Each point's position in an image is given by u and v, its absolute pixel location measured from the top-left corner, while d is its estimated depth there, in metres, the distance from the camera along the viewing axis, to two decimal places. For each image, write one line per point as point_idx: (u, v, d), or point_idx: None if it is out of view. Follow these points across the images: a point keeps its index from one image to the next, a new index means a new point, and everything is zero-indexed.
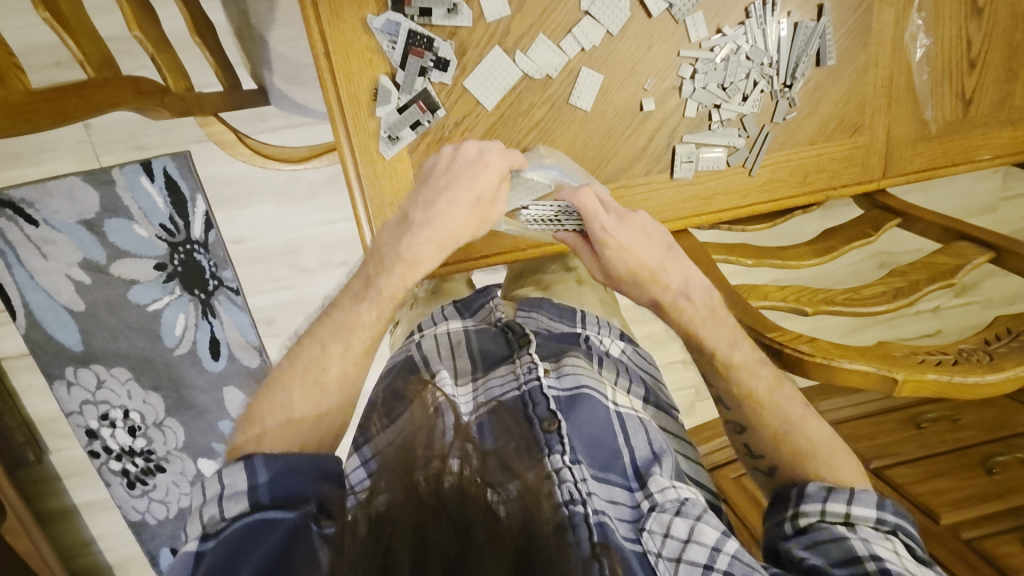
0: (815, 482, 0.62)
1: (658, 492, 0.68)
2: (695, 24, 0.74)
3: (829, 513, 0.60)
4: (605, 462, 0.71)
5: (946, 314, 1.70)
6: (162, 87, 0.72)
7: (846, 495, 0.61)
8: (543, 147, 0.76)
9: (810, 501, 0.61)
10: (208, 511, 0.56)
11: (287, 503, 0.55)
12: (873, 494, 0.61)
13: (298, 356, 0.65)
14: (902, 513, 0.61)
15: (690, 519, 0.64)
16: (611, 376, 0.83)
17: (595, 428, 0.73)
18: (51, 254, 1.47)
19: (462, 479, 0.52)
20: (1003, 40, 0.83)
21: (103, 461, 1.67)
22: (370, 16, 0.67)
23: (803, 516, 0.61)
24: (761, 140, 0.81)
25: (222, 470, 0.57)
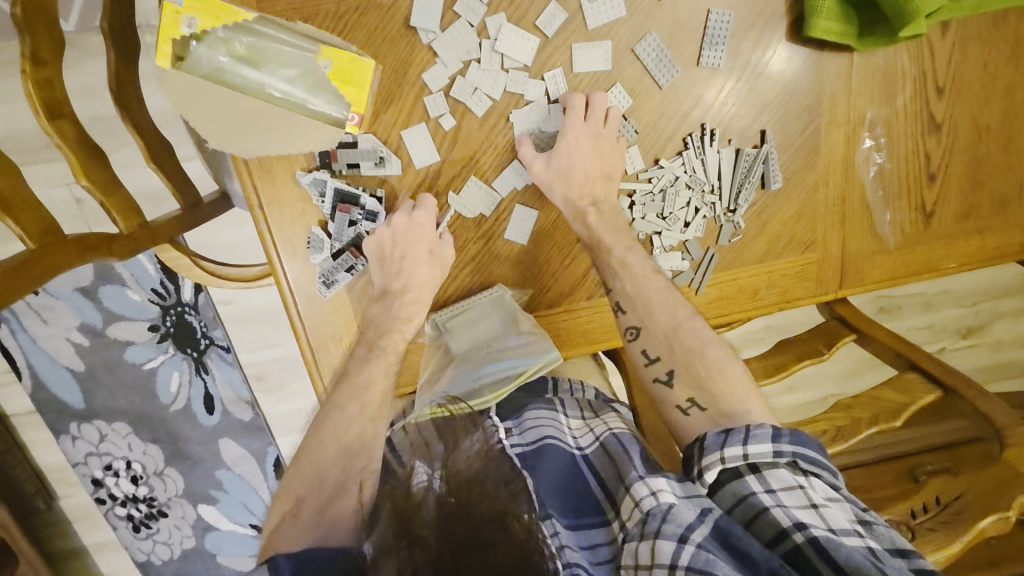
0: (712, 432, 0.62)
1: (628, 519, 0.60)
2: (631, 158, 0.73)
3: (728, 459, 0.59)
4: (580, 504, 0.67)
5: (951, 356, 1.62)
6: (110, 235, 0.74)
7: (740, 437, 0.59)
8: (481, 281, 0.77)
9: (711, 453, 0.60)
10: None
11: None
12: (767, 429, 0.60)
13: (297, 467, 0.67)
14: (801, 440, 0.59)
15: (651, 537, 0.55)
16: (576, 416, 0.77)
17: (563, 482, 0.69)
18: (51, 319, 1.54)
19: (448, 528, 0.49)
20: (965, 154, 0.79)
21: (109, 506, 1.75)
22: (299, 171, 0.68)
23: (707, 472, 0.60)
24: (706, 263, 0.79)
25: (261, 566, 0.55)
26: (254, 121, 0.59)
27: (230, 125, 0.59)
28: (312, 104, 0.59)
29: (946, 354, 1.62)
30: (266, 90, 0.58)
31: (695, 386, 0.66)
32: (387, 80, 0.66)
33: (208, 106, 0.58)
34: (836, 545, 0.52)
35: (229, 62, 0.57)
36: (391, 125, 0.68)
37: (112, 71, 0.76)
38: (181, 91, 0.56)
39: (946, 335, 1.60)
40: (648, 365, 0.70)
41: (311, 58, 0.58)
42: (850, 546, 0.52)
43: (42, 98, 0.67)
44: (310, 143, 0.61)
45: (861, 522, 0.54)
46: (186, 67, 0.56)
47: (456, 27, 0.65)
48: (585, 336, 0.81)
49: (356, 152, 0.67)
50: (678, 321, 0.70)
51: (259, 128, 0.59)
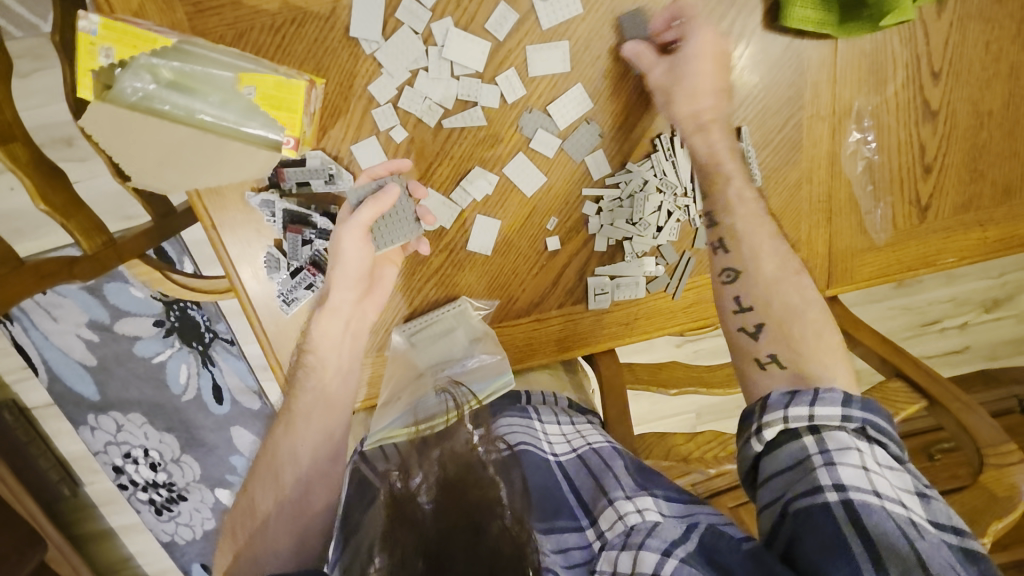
0: (777, 390, 0.56)
1: (608, 528, 0.59)
2: (596, 163, 0.70)
3: (791, 418, 0.54)
4: (553, 508, 0.63)
5: (974, 330, 1.55)
6: (73, 257, 0.75)
7: (808, 398, 0.54)
8: (445, 294, 0.75)
9: (774, 410, 0.55)
10: None
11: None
12: (838, 393, 0.54)
13: (240, 512, 0.67)
14: (873, 407, 0.54)
15: (634, 550, 0.54)
16: (552, 422, 0.73)
17: (537, 485, 0.65)
18: (60, 316, 1.58)
19: (440, 503, 0.51)
20: (964, 141, 0.73)
21: (132, 491, 1.83)
22: (248, 192, 0.66)
23: (766, 426, 0.55)
24: (681, 267, 0.76)
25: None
26: (184, 150, 0.57)
27: (161, 155, 0.57)
28: (245, 128, 0.58)
29: (968, 329, 1.55)
30: (195, 116, 0.56)
31: (780, 341, 0.59)
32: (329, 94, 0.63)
33: (135, 138, 0.56)
34: (879, 511, 0.48)
35: (156, 89, 0.55)
36: (341, 139, 0.65)
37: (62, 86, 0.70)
38: (105, 123, 0.55)
39: (970, 308, 1.53)
40: (737, 312, 0.62)
41: (234, 82, 0.56)
42: (894, 519, 0.48)
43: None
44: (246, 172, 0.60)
45: (916, 491, 0.50)
46: (112, 97, 0.55)
47: (400, 34, 0.62)
48: (559, 347, 0.80)
49: (305, 171, 0.65)
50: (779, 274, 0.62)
51: (186, 158, 0.57)
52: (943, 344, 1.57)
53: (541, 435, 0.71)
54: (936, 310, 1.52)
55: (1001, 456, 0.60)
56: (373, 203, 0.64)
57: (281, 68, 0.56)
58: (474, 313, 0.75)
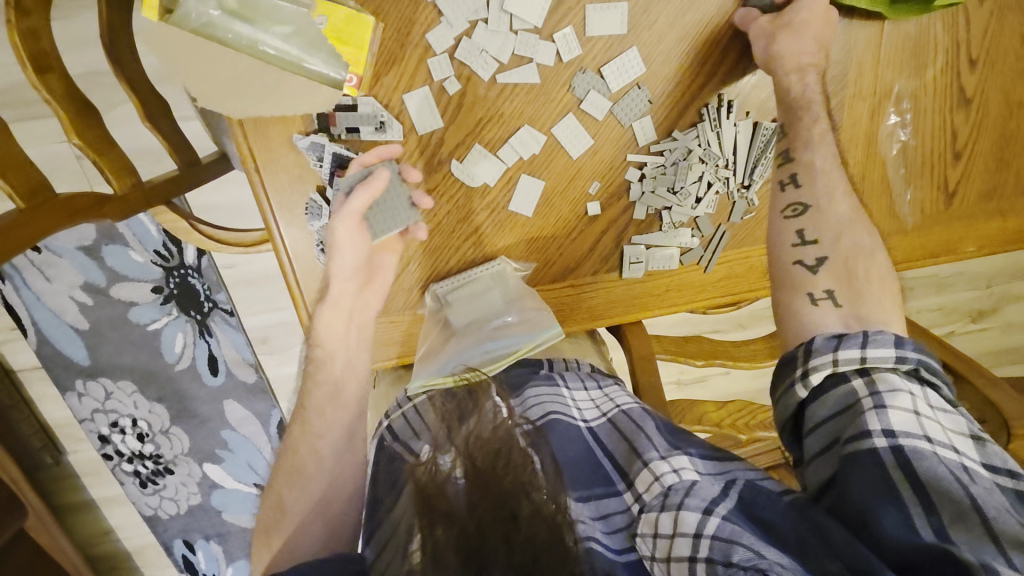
0: (822, 334, 0.58)
1: (645, 491, 0.59)
2: (643, 129, 0.70)
3: (841, 360, 0.56)
4: (588, 476, 0.64)
5: (959, 339, 1.60)
6: (104, 195, 0.73)
7: (858, 340, 0.56)
8: (482, 254, 0.75)
9: (819, 356, 0.57)
10: None
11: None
12: (888, 335, 0.56)
13: (262, 522, 0.66)
14: (923, 349, 0.56)
15: (673, 511, 0.55)
16: (579, 388, 0.74)
17: (569, 453, 0.65)
18: (55, 276, 1.53)
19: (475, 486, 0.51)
20: (993, 130, 0.76)
21: (116, 462, 1.79)
22: (295, 134, 0.65)
23: (813, 371, 0.57)
24: (716, 240, 0.77)
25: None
26: (246, 79, 0.58)
27: (220, 84, 0.59)
28: (310, 62, 0.59)
29: (953, 338, 1.60)
30: (259, 47, 0.58)
31: (842, 280, 0.62)
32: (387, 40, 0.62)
33: (198, 63, 0.58)
34: (929, 456, 0.50)
35: (221, 16, 0.57)
36: (393, 88, 0.65)
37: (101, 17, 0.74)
38: (170, 45, 0.57)
39: (957, 317, 1.58)
40: (798, 246, 0.65)
41: (304, 14, 0.58)
42: (945, 464, 0.49)
43: (29, 51, 0.65)
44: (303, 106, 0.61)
45: (970, 435, 0.52)
46: (175, 20, 0.56)
47: None
48: (591, 315, 0.80)
49: (356, 116, 0.65)
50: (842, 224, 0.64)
51: (245, 87, 0.58)
52: None
53: (570, 401, 0.71)
54: (925, 317, 1.56)
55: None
56: (366, 190, 0.65)
57: (353, 3, 0.59)
58: (511, 274, 0.75)
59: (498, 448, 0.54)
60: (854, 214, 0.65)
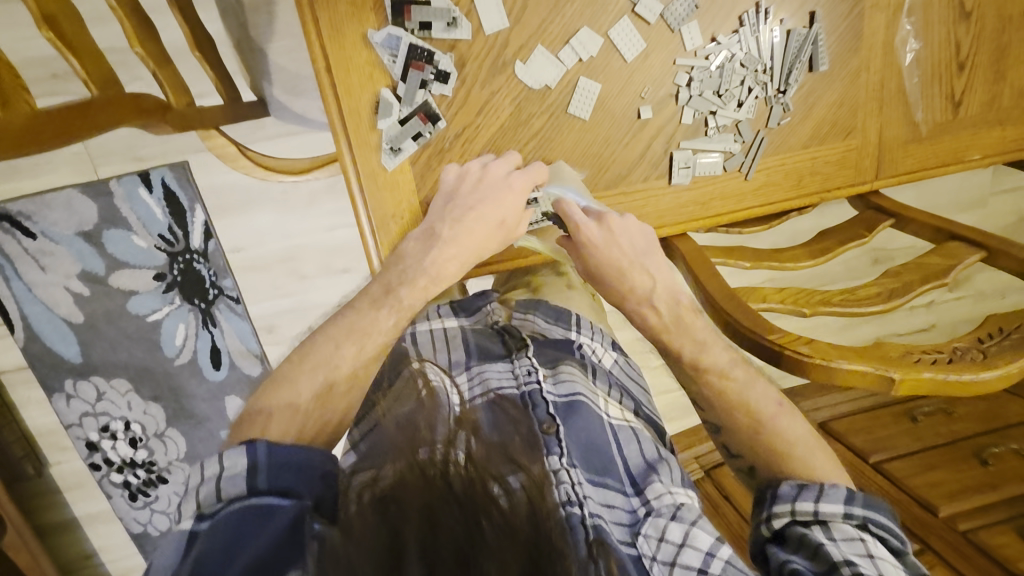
0: (788, 480, 0.61)
1: (654, 498, 0.67)
2: (690, 32, 0.75)
3: (800, 510, 0.59)
4: (602, 467, 0.69)
5: (939, 308, 1.68)
6: (164, 104, 0.72)
7: (816, 492, 0.59)
8: (543, 158, 0.77)
9: (782, 502, 0.60)
10: (206, 489, 0.51)
11: (285, 489, 0.51)
12: (842, 490, 0.59)
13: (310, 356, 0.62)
14: (872, 503, 0.58)
15: (686, 524, 0.62)
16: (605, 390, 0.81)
17: (593, 434, 0.71)
18: (50, 266, 1.47)
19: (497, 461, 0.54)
20: (991, 42, 0.84)
21: (104, 473, 1.66)
22: (370, 31, 0.68)
23: (777, 515, 0.60)
24: (756, 146, 0.82)
25: (223, 452, 0.53)
26: None
27: None
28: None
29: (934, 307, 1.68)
30: None
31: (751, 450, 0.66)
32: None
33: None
34: None
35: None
36: None
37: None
38: None
39: None
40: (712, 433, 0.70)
41: None
42: None
43: None
44: None
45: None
46: None
47: None
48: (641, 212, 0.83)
49: (430, 11, 0.68)
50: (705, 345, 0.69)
51: None
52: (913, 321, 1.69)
53: (598, 395, 0.78)
54: None
55: None
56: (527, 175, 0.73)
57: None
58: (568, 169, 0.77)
59: (507, 434, 0.59)
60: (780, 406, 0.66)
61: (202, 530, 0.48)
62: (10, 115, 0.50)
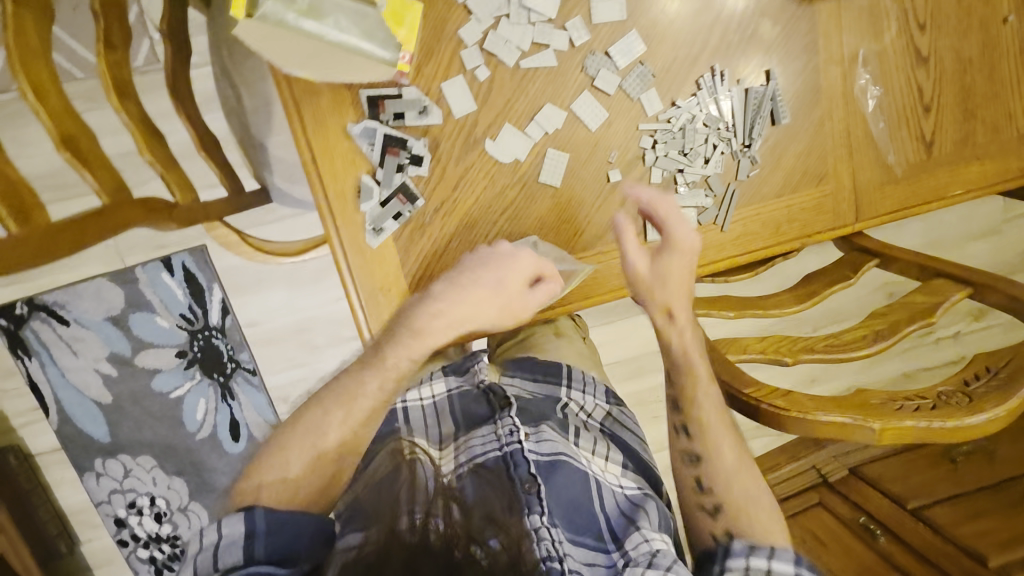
0: (741, 539, 0.65)
1: (631, 547, 0.69)
2: (650, 100, 0.80)
3: (751, 568, 0.62)
4: (580, 523, 0.72)
5: (968, 339, 1.59)
6: (170, 203, 0.79)
7: (766, 552, 0.63)
8: (520, 227, 0.81)
9: (734, 558, 0.64)
10: (204, 556, 0.57)
11: (288, 559, 0.57)
12: (793, 553, 0.63)
13: (297, 419, 0.67)
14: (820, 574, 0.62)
15: (662, 570, 0.65)
16: (588, 447, 0.81)
17: (573, 492, 0.73)
18: (80, 350, 1.56)
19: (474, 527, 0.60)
20: (953, 84, 0.87)
21: (132, 549, 1.67)
22: (350, 123, 0.74)
23: (728, 570, 0.63)
24: (728, 198, 0.84)
25: (221, 519, 0.59)
26: (316, 57, 0.67)
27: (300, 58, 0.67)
28: (363, 48, 0.66)
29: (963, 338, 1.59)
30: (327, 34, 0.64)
31: (727, 505, 0.68)
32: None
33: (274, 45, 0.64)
34: None
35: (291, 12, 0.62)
36: (431, 78, 0.75)
37: (169, 67, 0.88)
38: (255, 34, 0.63)
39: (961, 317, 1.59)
40: (688, 467, 0.72)
41: (370, 4, 0.67)
42: None
43: (112, 76, 0.76)
44: (362, 75, 0.70)
45: None
46: (256, 15, 0.61)
47: None
48: (623, 267, 0.85)
49: (402, 102, 0.74)
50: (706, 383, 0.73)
51: (322, 62, 0.67)
52: (942, 353, 1.60)
53: (581, 455, 0.78)
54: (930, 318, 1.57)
55: None
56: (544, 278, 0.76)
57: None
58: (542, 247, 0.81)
59: (487, 497, 0.66)
60: (740, 463, 0.70)
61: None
62: (28, 230, 0.57)
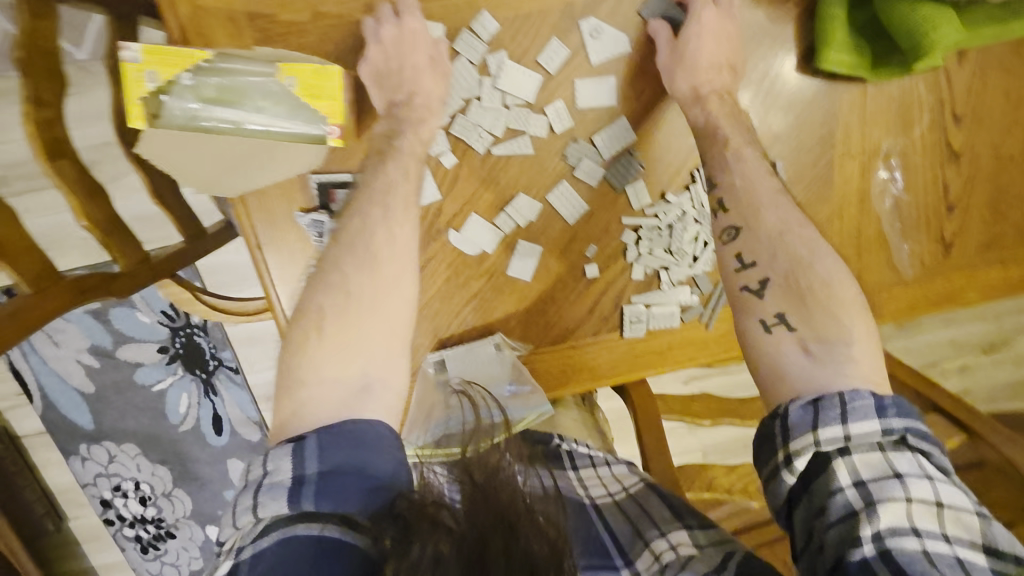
0: (799, 400, 0.53)
1: (645, 569, 0.60)
2: (636, 192, 0.72)
3: (825, 441, 0.50)
4: (590, 546, 0.62)
5: (974, 372, 1.51)
6: (109, 275, 0.76)
7: (839, 406, 0.51)
8: (482, 322, 0.74)
9: (800, 433, 0.52)
10: (242, 515, 0.47)
11: (352, 517, 0.46)
12: (868, 399, 0.51)
13: (343, 234, 0.60)
14: (910, 413, 0.52)
15: None
16: (585, 466, 0.74)
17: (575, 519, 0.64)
18: (62, 341, 1.37)
19: (471, 512, 0.45)
20: (986, 183, 0.77)
21: (118, 527, 1.51)
22: (297, 212, 0.67)
23: (796, 452, 0.51)
24: (715, 298, 0.76)
25: (267, 453, 0.50)
26: (235, 156, 0.63)
27: (219, 167, 0.63)
28: (290, 126, 0.63)
29: (969, 371, 1.50)
30: (244, 126, 0.62)
31: (793, 301, 0.58)
32: (365, 97, 0.67)
33: (190, 152, 0.63)
34: (920, 559, 0.45)
35: (199, 106, 0.61)
36: None
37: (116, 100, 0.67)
38: (166, 144, 0.62)
39: (969, 350, 1.50)
40: (740, 270, 0.62)
41: (276, 78, 0.61)
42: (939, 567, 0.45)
43: (43, 137, 0.66)
44: (293, 167, 0.65)
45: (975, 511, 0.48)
46: (162, 122, 0.61)
47: (458, 64, 0.67)
48: (595, 361, 0.77)
49: None
50: (788, 225, 0.62)
51: (245, 160, 0.63)
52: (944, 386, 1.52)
53: (575, 482, 0.71)
54: (936, 352, 1.48)
55: None
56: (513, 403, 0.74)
57: (316, 60, 0.63)
58: (510, 352, 0.74)
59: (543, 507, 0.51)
60: (783, 220, 0.62)
61: (243, 565, 0.43)
62: None
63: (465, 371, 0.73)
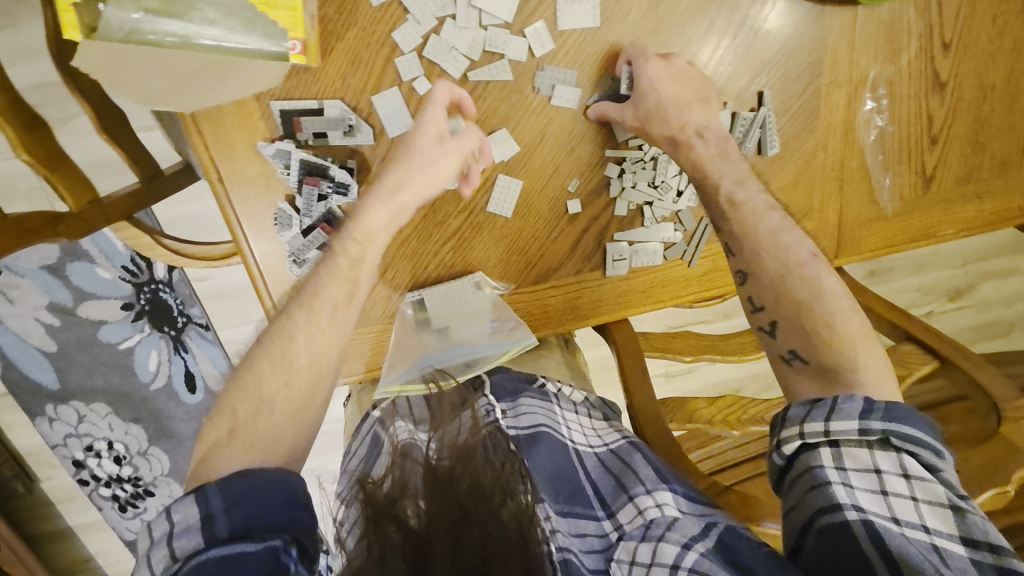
0: (798, 402, 0.58)
1: (626, 520, 0.62)
2: (621, 123, 0.69)
3: (808, 432, 0.56)
4: (571, 491, 0.66)
5: (938, 319, 1.56)
6: (56, 216, 0.71)
7: (826, 409, 0.55)
8: (461, 262, 0.71)
9: (790, 425, 0.57)
10: (156, 554, 0.45)
11: (247, 531, 0.46)
12: (859, 402, 0.55)
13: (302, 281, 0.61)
14: (898, 415, 0.54)
15: (653, 542, 0.58)
16: (570, 411, 0.74)
17: (559, 464, 0.68)
18: (17, 298, 1.30)
19: (434, 512, 0.51)
20: (968, 115, 0.76)
21: (93, 487, 1.46)
22: (260, 142, 0.62)
23: (786, 440, 0.57)
24: (699, 234, 0.75)
25: (170, 504, 0.47)
26: (185, 75, 0.57)
27: (167, 83, 0.57)
28: (245, 41, 0.57)
29: (933, 318, 1.55)
30: (194, 40, 0.56)
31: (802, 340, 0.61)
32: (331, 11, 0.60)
33: (134, 68, 0.57)
34: (897, 536, 0.51)
35: (142, 18, 0.55)
36: (360, 89, 0.63)
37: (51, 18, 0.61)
38: (103, 58, 0.55)
39: (935, 297, 1.54)
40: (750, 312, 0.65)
41: None
42: (913, 544, 0.51)
43: None
44: (250, 86, 0.59)
45: (950, 505, 0.52)
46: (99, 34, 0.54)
47: None
48: (577, 300, 0.76)
49: (322, 120, 0.62)
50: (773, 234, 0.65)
51: (196, 80, 0.57)
52: None
53: (561, 421, 0.72)
54: (904, 299, 1.52)
55: (1015, 410, 0.67)
56: (500, 334, 0.72)
57: None
58: (488, 289, 0.72)
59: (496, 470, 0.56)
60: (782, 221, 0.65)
61: None
62: None
63: (447, 309, 0.72)
